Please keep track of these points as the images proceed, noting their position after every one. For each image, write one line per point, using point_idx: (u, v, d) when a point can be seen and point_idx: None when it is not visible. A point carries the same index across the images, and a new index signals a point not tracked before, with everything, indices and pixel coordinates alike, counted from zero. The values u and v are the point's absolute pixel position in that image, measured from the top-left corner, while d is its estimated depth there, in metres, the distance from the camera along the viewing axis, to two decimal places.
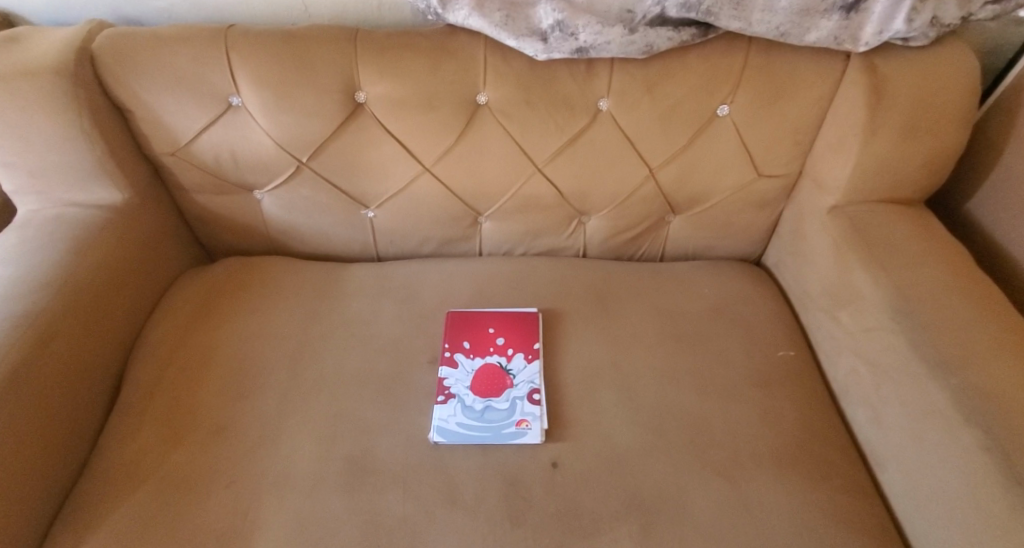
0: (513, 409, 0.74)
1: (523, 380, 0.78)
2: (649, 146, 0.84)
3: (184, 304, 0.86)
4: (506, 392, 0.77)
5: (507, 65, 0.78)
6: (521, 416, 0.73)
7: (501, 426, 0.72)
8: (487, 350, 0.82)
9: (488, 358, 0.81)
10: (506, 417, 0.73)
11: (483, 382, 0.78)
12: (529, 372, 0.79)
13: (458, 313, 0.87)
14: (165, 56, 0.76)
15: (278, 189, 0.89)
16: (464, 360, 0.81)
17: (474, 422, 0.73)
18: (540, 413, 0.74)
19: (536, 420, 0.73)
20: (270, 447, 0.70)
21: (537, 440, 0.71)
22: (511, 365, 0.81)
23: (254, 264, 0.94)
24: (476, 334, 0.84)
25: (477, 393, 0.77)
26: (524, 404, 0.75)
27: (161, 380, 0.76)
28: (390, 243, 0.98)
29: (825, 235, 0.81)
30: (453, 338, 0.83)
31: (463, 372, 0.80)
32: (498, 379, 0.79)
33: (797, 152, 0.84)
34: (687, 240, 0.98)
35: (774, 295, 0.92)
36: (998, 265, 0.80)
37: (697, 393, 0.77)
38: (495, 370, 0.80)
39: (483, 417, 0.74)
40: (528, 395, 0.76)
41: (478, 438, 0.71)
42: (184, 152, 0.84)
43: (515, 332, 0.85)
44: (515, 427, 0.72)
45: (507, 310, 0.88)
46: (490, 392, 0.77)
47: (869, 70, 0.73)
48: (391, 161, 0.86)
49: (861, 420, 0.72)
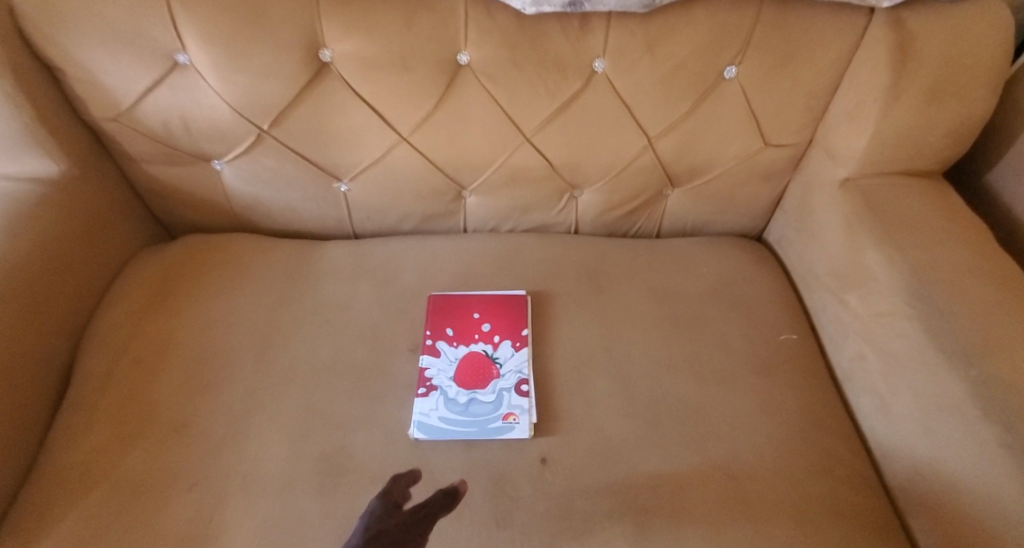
0: (499, 401, 0.69)
1: (510, 369, 0.73)
2: (647, 114, 0.77)
3: (139, 286, 0.78)
4: (492, 384, 0.72)
5: (491, 18, 0.68)
6: (508, 409, 0.69)
7: (487, 420, 0.67)
8: (471, 337, 0.77)
9: (473, 346, 0.76)
10: (492, 411, 0.69)
11: (468, 373, 0.73)
12: (516, 361, 0.74)
13: (440, 296, 0.81)
14: (92, 3, 0.63)
15: (238, 160, 0.79)
16: (447, 349, 0.75)
17: (457, 416, 0.68)
18: (529, 405, 0.69)
19: (524, 413, 0.68)
20: (237, 446, 0.65)
21: (525, 435, 0.66)
22: (498, 354, 0.75)
23: (217, 242, 0.86)
24: (460, 319, 0.78)
25: (461, 384, 0.72)
26: (511, 396, 0.70)
27: (114, 372, 0.69)
28: (366, 219, 0.90)
29: (835, 210, 0.75)
30: (435, 324, 0.78)
31: (446, 361, 0.74)
32: (483, 369, 0.74)
33: (808, 120, 0.77)
34: (685, 215, 0.92)
35: (775, 274, 0.87)
36: None
37: (694, 381, 0.73)
38: (480, 359, 0.75)
39: (468, 410, 0.69)
40: (516, 386, 0.71)
41: (462, 434, 0.66)
42: (127, 118, 0.73)
43: (502, 317, 0.79)
44: (501, 421, 0.67)
45: (493, 293, 0.82)
46: (475, 383, 0.72)
47: (894, 26, 0.65)
48: (363, 128, 0.77)
49: (867, 407, 0.68)
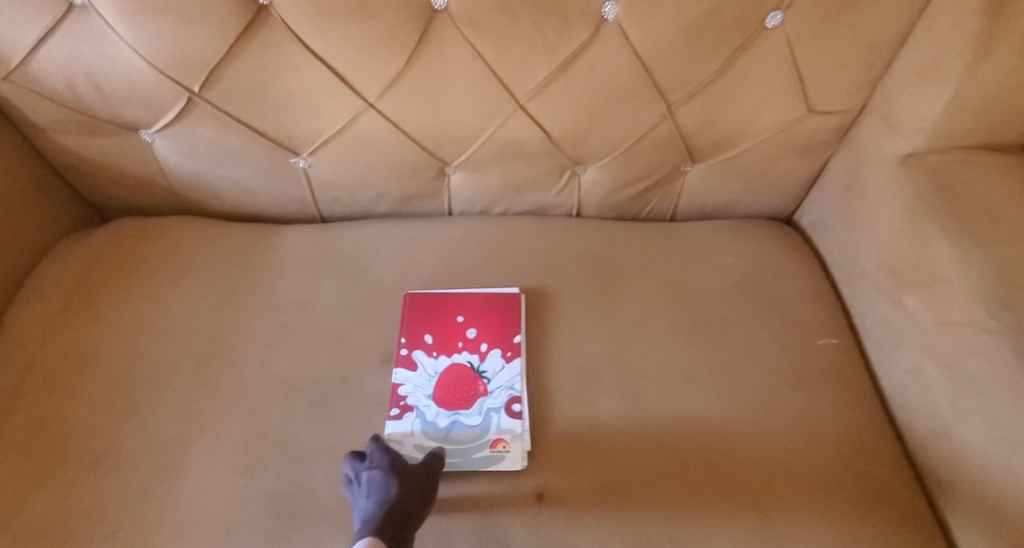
0: (486, 425, 0.58)
1: (500, 385, 0.62)
2: (666, 74, 0.63)
3: (60, 284, 0.66)
4: (479, 403, 0.61)
5: None
6: (497, 434, 0.57)
7: (471, 449, 0.57)
8: (454, 346, 0.66)
9: (456, 357, 0.65)
10: (477, 437, 0.58)
11: (450, 390, 0.62)
12: (507, 375, 0.63)
13: (419, 296, 0.69)
14: None
15: (171, 131, 0.66)
16: (426, 360, 0.64)
17: (436, 443, 0.57)
18: (522, 430, 0.58)
19: (516, 440, 0.57)
20: (171, 481, 0.54)
21: (517, 467, 0.55)
22: (486, 367, 0.64)
23: (155, 229, 0.73)
24: (441, 324, 0.67)
25: (441, 404, 0.61)
26: (501, 418, 0.59)
27: (24, 391, 0.58)
28: (334, 202, 0.77)
29: (892, 192, 0.62)
30: (412, 331, 0.66)
31: (424, 376, 0.63)
32: (468, 385, 0.63)
33: (863, 81, 0.63)
34: (706, 195, 0.79)
35: (809, 266, 0.75)
36: None
37: (717, 397, 0.62)
38: (465, 372, 0.64)
39: (450, 436, 0.58)
40: (507, 406, 0.60)
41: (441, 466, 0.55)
42: (22, 77, 0.59)
43: (490, 321, 0.67)
44: (489, 450, 0.56)
45: (481, 292, 0.70)
46: (458, 402, 0.61)
47: None
48: (320, 91, 0.63)
49: (924, 430, 0.57)
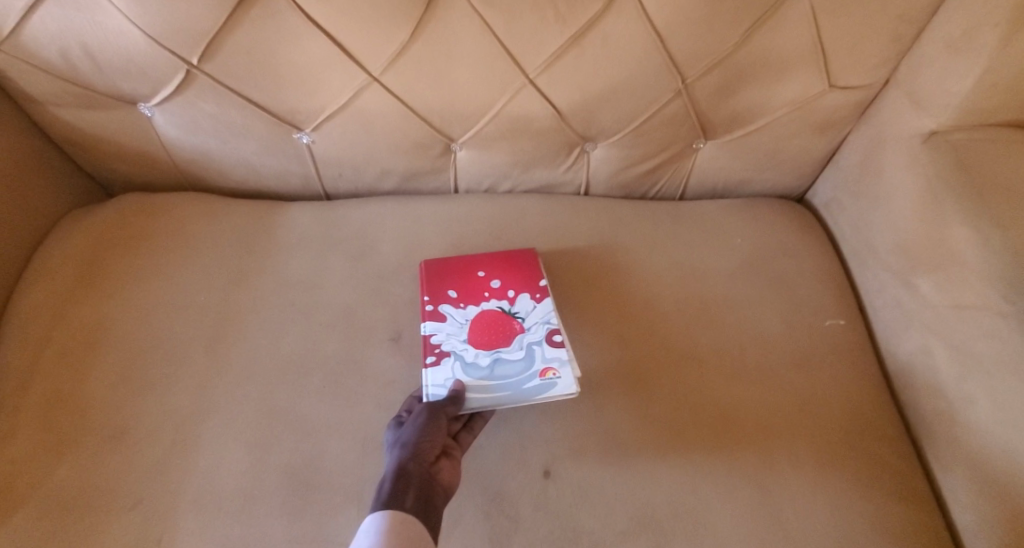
0: (531, 357, 0.58)
1: (536, 322, 0.62)
2: (682, 46, 0.60)
3: (66, 261, 0.66)
4: (518, 340, 0.60)
5: None
6: (544, 364, 0.57)
7: (522, 380, 0.56)
8: (481, 296, 0.65)
9: (485, 305, 0.64)
10: (525, 368, 0.57)
11: (486, 333, 0.61)
12: (541, 313, 0.63)
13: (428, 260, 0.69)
14: None
15: (170, 104, 0.64)
16: (454, 312, 0.63)
17: (482, 381, 0.56)
18: (566, 356, 0.58)
19: (564, 366, 0.57)
20: (184, 456, 0.55)
21: (572, 389, 0.55)
22: (517, 309, 0.64)
23: (160, 205, 0.72)
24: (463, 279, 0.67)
25: (479, 346, 0.60)
26: (544, 349, 0.59)
27: (37, 368, 0.58)
28: (338, 178, 0.76)
29: (912, 171, 0.60)
30: (433, 289, 0.65)
31: (456, 324, 0.62)
32: (502, 327, 0.62)
33: (887, 53, 0.60)
34: (718, 173, 0.77)
35: (820, 246, 0.74)
36: None
37: (723, 376, 0.62)
38: (497, 317, 0.63)
39: (495, 372, 0.57)
40: (546, 338, 0.60)
41: (497, 399, 0.54)
42: (14, 46, 0.56)
43: (513, 272, 0.68)
44: (539, 379, 0.56)
45: (497, 251, 0.70)
46: (497, 342, 0.60)
47: None
48: (322, 64, 0.61)
49: (929, 411, 0.58)
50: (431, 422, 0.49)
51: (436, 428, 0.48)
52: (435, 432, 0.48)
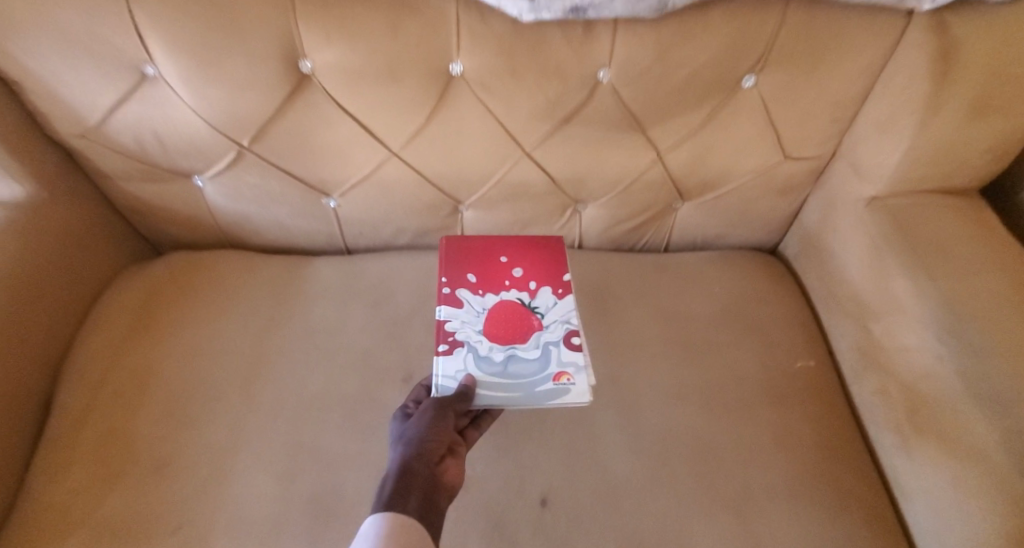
0: (547, 359, 0.59)
1: (556, 320, 0.64)
2: (657, 126, 0.71)
3: (120, 312, 0.75)
4: (535, 337, 0.62)
5: (486, 26, 0.61)
6: (559, 368, 0.59)
7: (534, 383, 0.57)
8: (501, 285, 0.68)
9: (504, 296, 0.67)
10: (540, 370, 0.58)
11: (502, 327, 0.63)
12: (560, 311, 0.65)
13: (453, 239, 0.73)
14: (43, 11, 0.55)
15: (220, 177, 0.74)
16: (471, 299, 0.65)
17: (496, 376, 0.57)
18: (583, 363, 0.60)
19: (579, 373, 0.59)
20: (221, 487, 0.61)
21: (583, 399, 0.56)
22: (537, 303, 0.66)
23: (202, 261, 0.82)
24: (486, 265, 0.70)
25: (494, 339, 0.61)
26: (560, 351, 0.61)
27: (93, 408, 0.66)
28: (359, 235, 0.86)
29: (860, 230, 0.69)
30: (456, 271, 0.69)
31: (473, 313, 0.64)
32: (520, 321, 0.64)
33: (832, 130, 0.70)
34: (696, 228, 0.86)
35: (790, 294, 0.82)
36: None
37: (704, 413, 0.69)
38: (515, 309, 0.65)
39: (508, 370, 0.58)
40: (564, 339, 0.62)
41: (507, 400, 0.55)
42: (96, 134, 0.67)
43: (536, 262, 0.71)
44: (553, 383, 0.57)
45: (523, 236, 0.75)
46: (512, 337, 0.62)
47: (942, 30, 0.57)
48: (350, 143, 0.72)
49: (890, 444, 0.64)
50: (438, 418, 0.50)
51: (443, 423, 0.50)
52: (442, 427, 0.50)
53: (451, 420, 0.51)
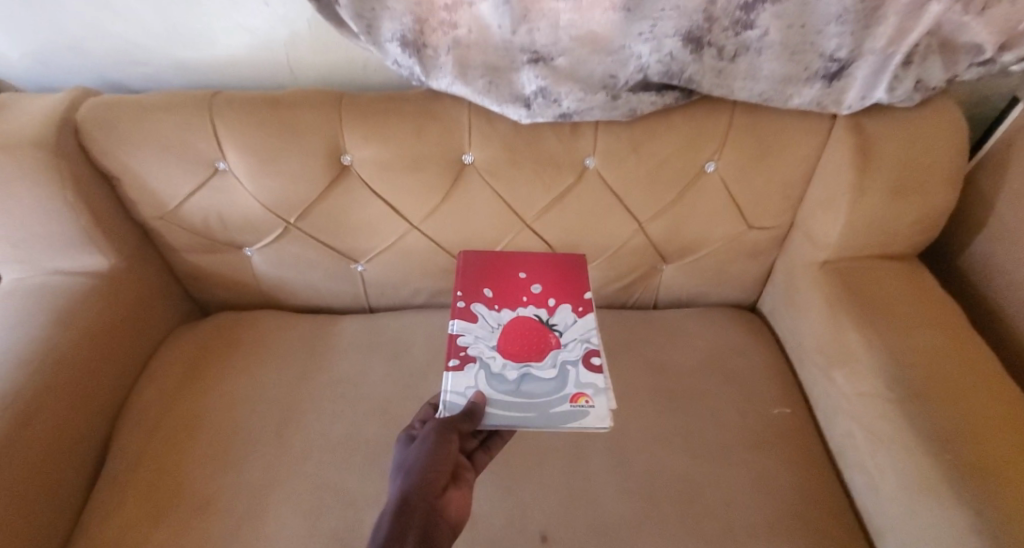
0: (565, 380, 0.62)
1: (574, 338, 0.68)
2: (638, 204, 0.83)
3: (173, 367, 0.86)
4: (553, 356, 0.66)
5: (492, 127, 0.77)
6: (576, 389, 0.61)
7: (550, 404, 0.59)
8: (519, 302, 0.73)
9: (521, 312, 0.71)
10: (556, 390, 0.61)
11: (518, 344, 0.67)
12: (579, 330, 0.69)
13: (474, 255, 0.80)
14: (149, 125, 0.73)
15: (267, 248, 0.88)
16: (488, 315, 0.70)
17: (511, 393, 0.60)
18: (601, 386, 0.62)
19: (596, 396, 0.60)
20: (256, 523, 0.69)
21: (601, 424, 0.57)
22: (555, 321, 0.71)
23: (245, 320, 0.94)
24: (506, 283, 0.75)
25: (508, 355, 0.65)
26: (576, 372, 0.63)
27: (146, 451, 0.75)
28: (381, 295, 0.97)
29: (817, 290, 0.79)
30: (475, 288, 0.74)
31: (489, 329, 0.68)
32: (538, 338, 0.68)
33: (786, 205, 0.83)
34: (680, 288, 0.97)
35: (767, 347, 0.91)
36: (984, 319, 0.78)
37: (690, 456, 0.76)
38: (533, 326, 0.69)
39: (522, 388, 0.61)
40: (583, 360, 0.65)
41: (520, 417, 0.58)
42: (171, 216, 0.82)
43: (556, 284, 0.76)
44: (570, 405, 0.59)
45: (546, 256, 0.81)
46: (529, 354, 0.66)
47: (856, 129, 0.72)
48: (378, 219, 0.85)
49: (860, 484, 0.70)
50: (441, 442, 0.52)
51: (446, 448, 0.52)
52: (446, 451, 0.52)
53: (454, 442, 0.53)
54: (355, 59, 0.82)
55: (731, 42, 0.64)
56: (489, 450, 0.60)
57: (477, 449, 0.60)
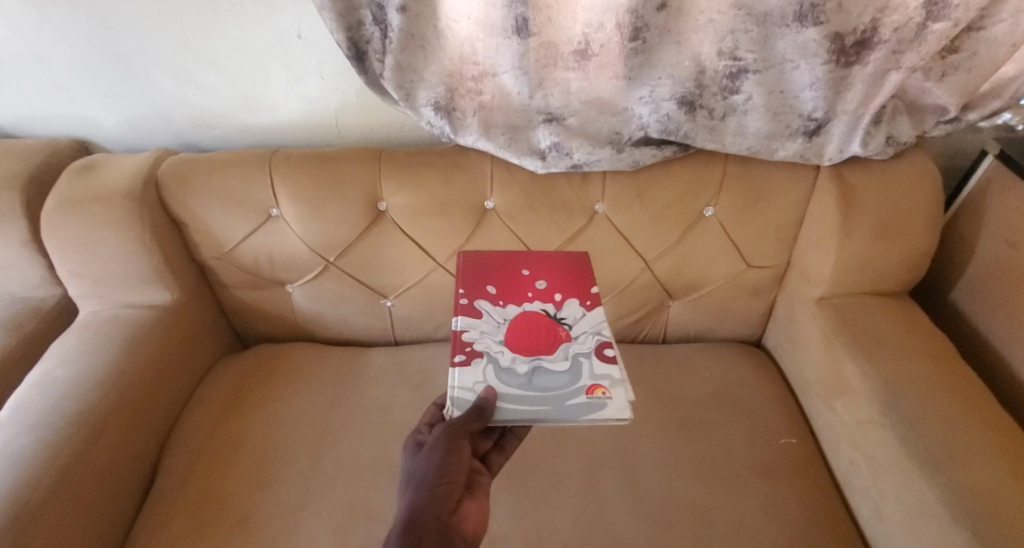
0: (579, 373, 0.58)
1: (585, 331, 0.64)
2: (645, 244, 0.91)
3: (217, 393, 0.94)
4: (564, 349, 0.61)
5: (512, 176, 0.87)
6: (593, 381, 0.57)
7: (566, 396, 0.55)
8: (523, 298, 0.68)
9: (527, 307, 0.67)
10: (571, 383, 0.57)
11: (526, 338, 0.62)
12: (589, 322, 0.65)
13: (473, 256, 0.76)
14: (216, 179, 0.86)
15: (307, 284, 0.97)
16: (491, 310, 0.66)
17: (522, 387, 0.56)
18: (619, 377, 0.58)
19: (614, 388, 0.56)
20: (289, 537, 0.73)
21: (621, 415, 0.54)
22: (563, 315, 0.66)
23: (283, 352, 1.02)
24: (508, 280, 0.71)
25: (516, 349, 0.61)
26: (591, 363, 0.59)
27: (193, 470, 0.82)
28: (407, 329, 1.05)
29: (814, 324, 0.85)
30: (476, 285, 0.70)
31: (494, 323, 0.64)
32: (547, 332, 0.63)
33: (782, 246, 0.90)
34: (687, 324, 1.03)
35: (772, 381, 0.95)
36: (978, 352, 0.82)
37: (700, 483, 0.79)
38: (542, 319, 0.65)
39: (534, 382, 0.57)
40: (596, 351, 0.61)
41: (537, 412, 0.53)
42: (227, 255, 0.92)
43: (560, 277, 0.73)
44: (586, 397, 0.55)
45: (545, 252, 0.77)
46: (539, 348, 0.61)
47: (837, 178, 0.80)
48: (408, 259, 0.94)
49: (866, 512, 0.72)
50: (449, 451, 0.53)
51: (454, 458, 0.52)
52: (454, 462, 0.53)
53: (462, 450, 0.53)
54: (394, 121, 0.94)
55: (721, 105, 0.74)
56: (504, 451, 0.63)
57: (491, 450, 0.62)
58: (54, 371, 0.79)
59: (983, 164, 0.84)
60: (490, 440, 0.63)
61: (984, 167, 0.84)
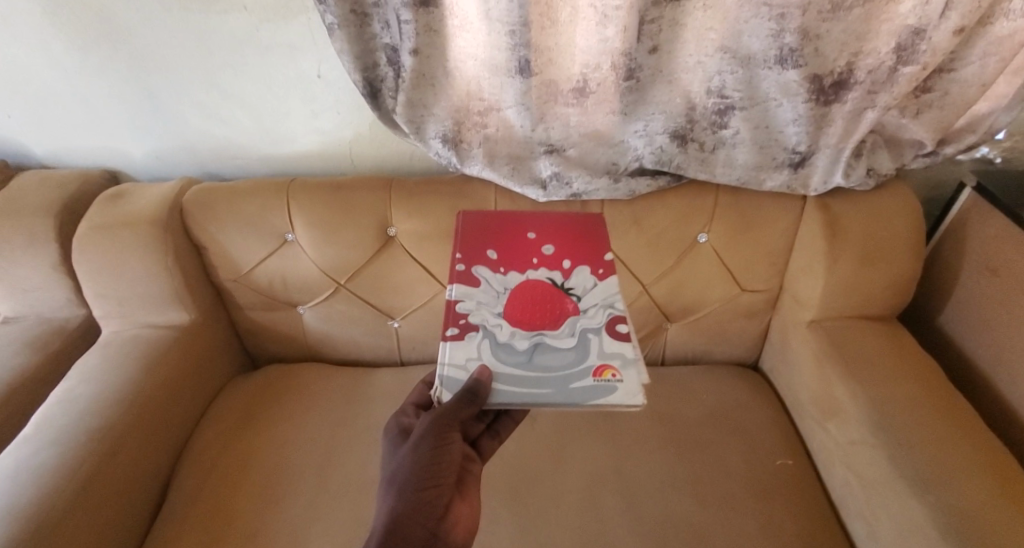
0: (586, 353, 0.58)
1: (596, 304, 0.64)
2: (642, 269, 0.95)
3: (229, 411, 0.97)
4: (570, 322, 0.62)
5: (515, 203, 0.91)
6: (601, 362, 0.57)
7: (572, 378, 0.55)
8: (526, 265, 0.69)
9: (531, 275, 0.68)
10: (578, 362, 0.57)
11: (527, 311, 0.63)
12: (599, 295, 0.66)
13: (474, 216, 0.77)
14: (236, 206, 0.91)
15: (317, 306, 1.01)
16: (492, 279, 0.67)
17: (523, 365, 0.57)
18: (631, 358, 0.58)
19: (624, 371, 0.57)
20: None
21: (633, 399, 0.53)
22: (572, 284, 0.67)
23: (292, 372, 1.05)
24: (514, 244, 0.72)
25: (514, 321, 0.61)
26: (600, 342, 0.60)
27: (203, 485, 0.84)
28: (412, 349, 1.08)
29: (806, 347, 0.88)
30: (477, 251, 0.71)
31: (494, 293, 0.65)
32: (552, 303, 0.64)
33: (774, 271, 0.93)
34: (685, 346, 1.06)
35: (768, 402, 0.97)
36: (967, 375, 0.84)
37: (697, 503, 0.81)
38: (547, 288, 0.65)
39: (535, 360, 0.57)
40: (607, 327, 0.61)
41: (539, 395, 0.53)
42: (243, 278, 0.96)
43: (568, 244, 0.73)
44: (594, 379, 0.55)
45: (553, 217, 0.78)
46: (542, 321, 0.62)
47: (823, 207, 0.85)
48: (415, 282, 0.98)
49: (860, 532, 0.73)
50: (437, 442, 0.55)
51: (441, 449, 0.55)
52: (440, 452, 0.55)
53: (450, 440, 0.55)
54: (405, 152, 0.99)
55: (710, 138, 0.80)
56: (497, 435, 0.65)
57: (483, 434, 0.64)
58: (76, 388, 0.83)
59: (960, 197, 0.89)
60: (482, 424, 0.65)
61: (964, 197, 0.88)
